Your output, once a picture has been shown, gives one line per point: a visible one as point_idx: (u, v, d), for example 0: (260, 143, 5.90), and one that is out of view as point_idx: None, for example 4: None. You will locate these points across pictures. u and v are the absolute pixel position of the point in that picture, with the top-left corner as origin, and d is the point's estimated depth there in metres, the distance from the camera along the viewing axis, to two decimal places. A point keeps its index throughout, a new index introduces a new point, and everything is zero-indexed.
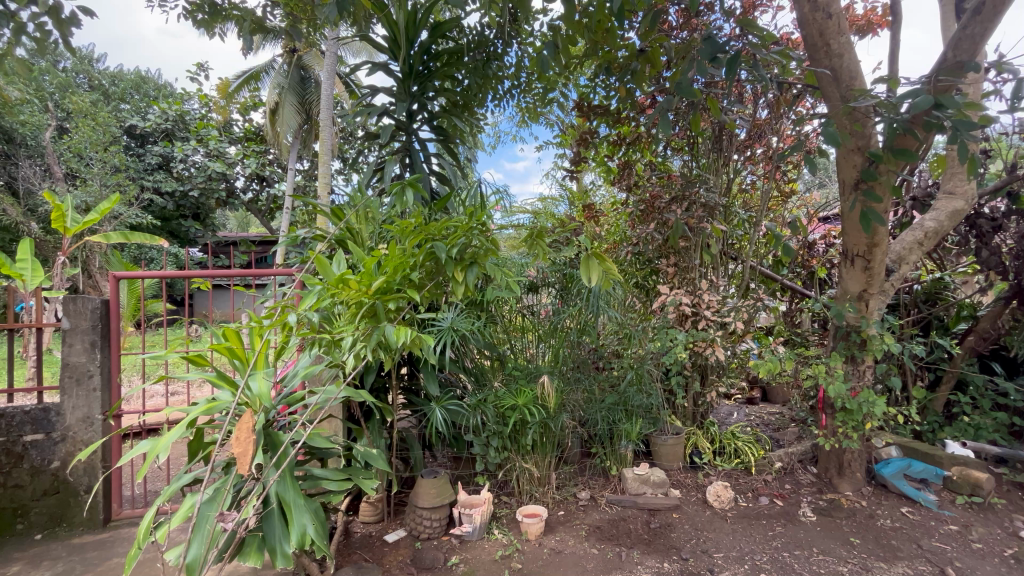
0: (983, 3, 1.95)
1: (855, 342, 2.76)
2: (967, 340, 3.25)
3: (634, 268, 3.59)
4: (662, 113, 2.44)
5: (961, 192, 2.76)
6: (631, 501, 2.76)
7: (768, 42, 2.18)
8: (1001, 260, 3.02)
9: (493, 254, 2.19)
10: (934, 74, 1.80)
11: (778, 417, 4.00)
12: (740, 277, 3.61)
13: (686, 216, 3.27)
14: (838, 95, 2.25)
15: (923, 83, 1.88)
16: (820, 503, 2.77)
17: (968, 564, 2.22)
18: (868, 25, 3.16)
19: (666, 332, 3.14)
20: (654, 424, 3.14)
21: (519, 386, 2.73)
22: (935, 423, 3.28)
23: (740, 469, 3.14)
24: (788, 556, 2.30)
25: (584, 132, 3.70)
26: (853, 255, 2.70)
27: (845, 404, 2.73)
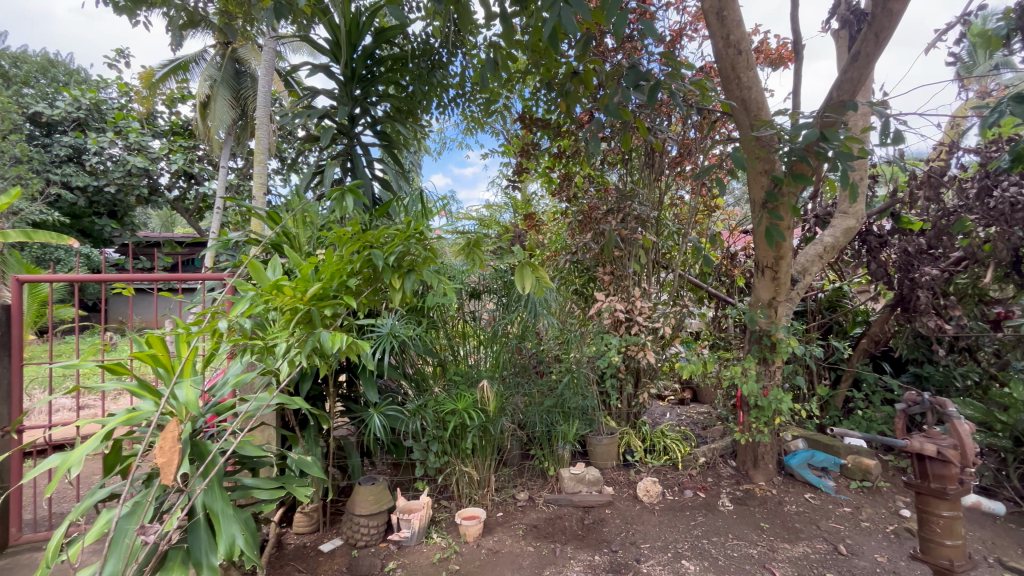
0: (859, 51, 2.21)
1: (766, 345, 3.04)
2: (861, 342, 3.65)
3: (573, 276, 3.70)
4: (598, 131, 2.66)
5: (853, 212, 3.12)
6: (567, 499, 2.89)
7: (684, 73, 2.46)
8: (887, 272, 3.43)
9: (432, 262, 2.22)
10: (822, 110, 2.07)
11: (705, 416, 4.30)
12: (671, 285, 3.85)
13: (620, 227, 3.47)
14: (747, 123, 2.50)
15: (814, 117, 2.15)
16: (737, 493, 3.02)
17: (857, 541, 2.50)
18: (778, 59, 3.51)
19: (601, 337, 3.31)
20: (590, 425, 3.30)
21: (459, 391, 2.78)
22: (836, 417, 3.66)
23: (668, 465, 3.36)
24: (706, 543, 2.50)
25: (526, 144, 3.84)
26: (763, 267, 2.98)
27: (758, 401, 2.99)
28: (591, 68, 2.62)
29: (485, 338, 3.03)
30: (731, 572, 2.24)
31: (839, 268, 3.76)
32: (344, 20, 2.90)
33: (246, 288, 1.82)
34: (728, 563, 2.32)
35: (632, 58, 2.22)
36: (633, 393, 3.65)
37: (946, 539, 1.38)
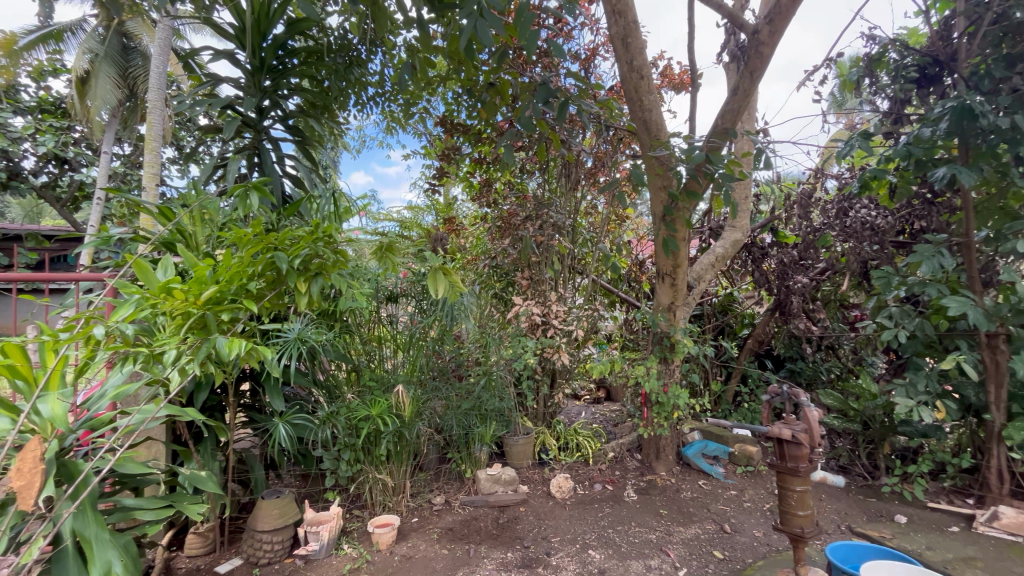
0: (739, 87, 2.49)
1: (666, 345, 3.31)
2: (748, 343, 4.07)
3: (493, 280, 3.78)
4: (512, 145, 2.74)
5: (740, 226, 3.49)
6: (482, 500, 2.94)
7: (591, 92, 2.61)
8: (768, 279, 3.87)
9: (342, 266, 2.14)
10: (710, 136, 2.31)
11: (616, 413, 4.57)
12: (586, 289, 4.01)
13: (537, 234, 3.59)
14: (649, 142, 2.72)
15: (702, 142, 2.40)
16: (641, 484, 3.25)
17: (739, 519, 2.81)
18: (679, 84, 3.85)
19: (519, 340, 3.40)
20: (507, 426, 3.38)
21: (373, 397, 2.73)
22: (726, 410, 4.06)
23: (580, 461, 3.53)
24: (612, 532, 2.66)
25: (448, 148, 3.86)
26: (664, 274, 3.24)
27: (659, 398, 3.25)
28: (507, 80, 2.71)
29: (402, 342, 3.00)
30: (632, 557, 2.42)
31: (730, 276, 4.19)
32: (250, 6, 2.73)
33: (130, 290, 1.66)
34: (630, 549, 2.49)
35: (544, 74, 2.35)
36: (549, 393, 3.78)
37: (799, 510, 1.61)
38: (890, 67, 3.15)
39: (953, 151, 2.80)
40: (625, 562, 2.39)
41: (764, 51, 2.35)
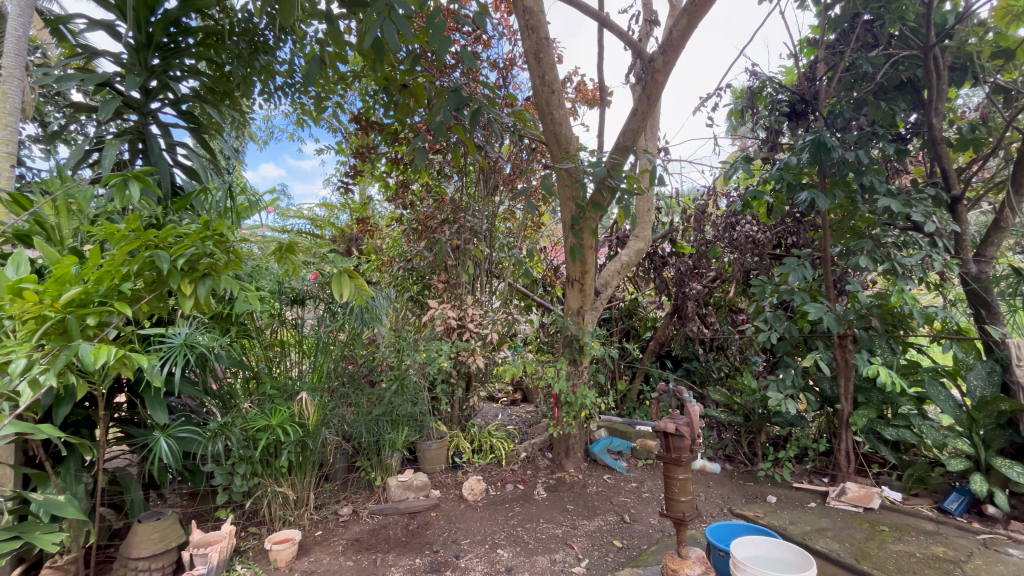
0: (637, 109, 2.70)
1: (575, 348, 3.47)
2: (651, 345, 4.38)
3: (409, 283, 3.75)
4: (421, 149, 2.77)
5: (643, 236, 3.76)
6: (393, 508, 2.90)
7: (497, 104, 2.73)
8: (668, 286, 4.20)
9: (237, 267, 1.91)
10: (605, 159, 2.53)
11: (531, 414, 4.70)
12: (503, 293, 4.07)
13: (453, 237, 3.60)
14: (559, 154, 2.85)
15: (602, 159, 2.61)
16: (551, 482, 3.37)
17: (638, 509, 3.01)
18: (591, 100, 4.07)
19: (433, 344, 3.30)
20: (420, 431, 3.34)
21: (274, 406, 2.60)
22: (631, 408, 4.34)
23: (493, 462, 3.59)
24: (521, 530, 2.74)
25: (363, 146, 3.74)
26: (574, 280, 3.40)
27: (568, 398, 3.39)
28: (421, 84, 2.72)
29: (308, 347, 2.92)
30: (539, 553, 2.51)
31: (635, 282, 4.49)
32: None
33: None
34: (537, 545, 2.58)
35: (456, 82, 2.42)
36: (464, 397, 3.79)
37: (681, 496, 1.78)
38: (767, 101, 3.58)
39: (814, 177, 3.24)
40: (532, 558, 2.47)
41: (659, 78, 2.54)
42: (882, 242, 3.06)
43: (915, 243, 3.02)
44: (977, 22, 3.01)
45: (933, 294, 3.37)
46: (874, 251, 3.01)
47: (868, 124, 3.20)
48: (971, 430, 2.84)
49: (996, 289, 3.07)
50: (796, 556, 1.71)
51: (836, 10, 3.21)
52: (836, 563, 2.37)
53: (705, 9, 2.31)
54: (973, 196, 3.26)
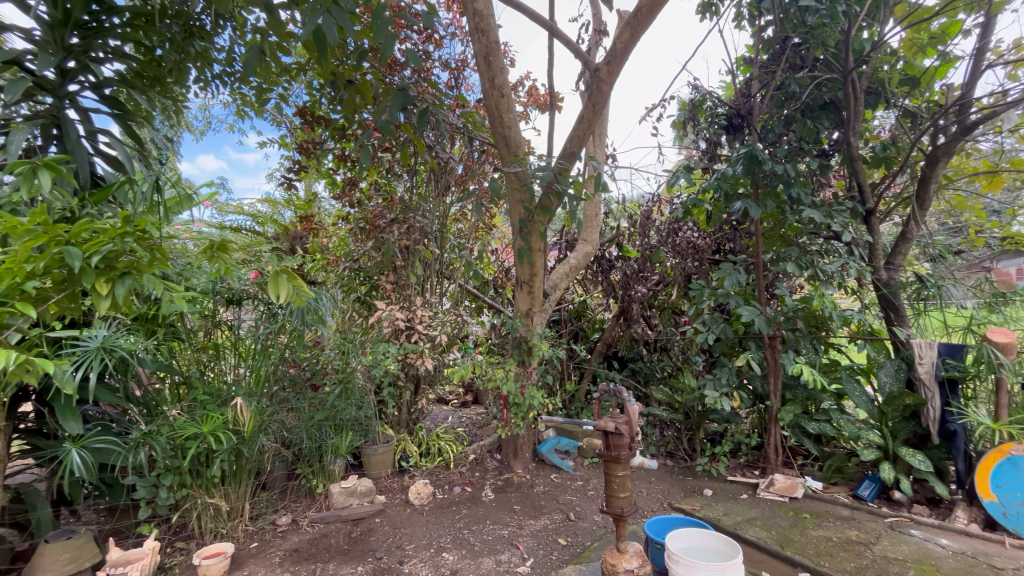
0: (583, 116, 2.78)
1: (524, 349, 3.50)
2: (599, 346, 4.49)
3: (355, 283, 3.66)
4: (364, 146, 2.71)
5: (590, 240, 3.85)
6: (335, 515, 2.81)
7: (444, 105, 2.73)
8: (615, 288, 4.33)
9: (164, 265, 1.75)
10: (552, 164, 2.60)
11: (481, 416, 4.70)
12: (453, 294, 4.03)
13: (402, 238, 3.53)
14: (507, 157, 2.87)
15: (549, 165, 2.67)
16: (498, 483, 3.38)
17: (583, 507, 3.08)
18: (543, 105, 4.12)
19: (380, 346, 3.22)
20: (365, 435, 3.27)
21: (205, 412, 2.47)
22: (579, 408, 4.43)
23: (441, 465, 3.56)
24: (467, 532, 2.73)
25: (308, 141, 3.61)
26: (523, 282, 3.44)
27: (516, 399, 3.40)
28: (368, 80, 2.66)
29: (245, 350, 2.80)
30: (484, 554, 2.51)
31: (584, 285, 4.59)
32: None
33: None
34: (483, 547, 2.59)
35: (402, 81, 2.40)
36: (412, 400, 3.72)
37: (619, 493, 1.84)
38: (707, 114, 3.77)
39: (749, 187, 3.44)
40: (477, 560, 2.47)
41: (603, 87, 2.62)
42: (807, 250, 3.30)
43: (835, 251, 3.28)
44: (890, 51, 3.31)
45: (852, 299, 3.65)
46: (800, 258, 3.24)
47: (797, 139, 3.49)
48: (882, 423, 3.11)
49: (904, 294, 3.37)
50: (724, 544, 1.81)
51: (769, 32, 3.41)
52: (763, 550, 2.53)
53: (647, 22, 2.39)
54: (885, 209, 3.56)
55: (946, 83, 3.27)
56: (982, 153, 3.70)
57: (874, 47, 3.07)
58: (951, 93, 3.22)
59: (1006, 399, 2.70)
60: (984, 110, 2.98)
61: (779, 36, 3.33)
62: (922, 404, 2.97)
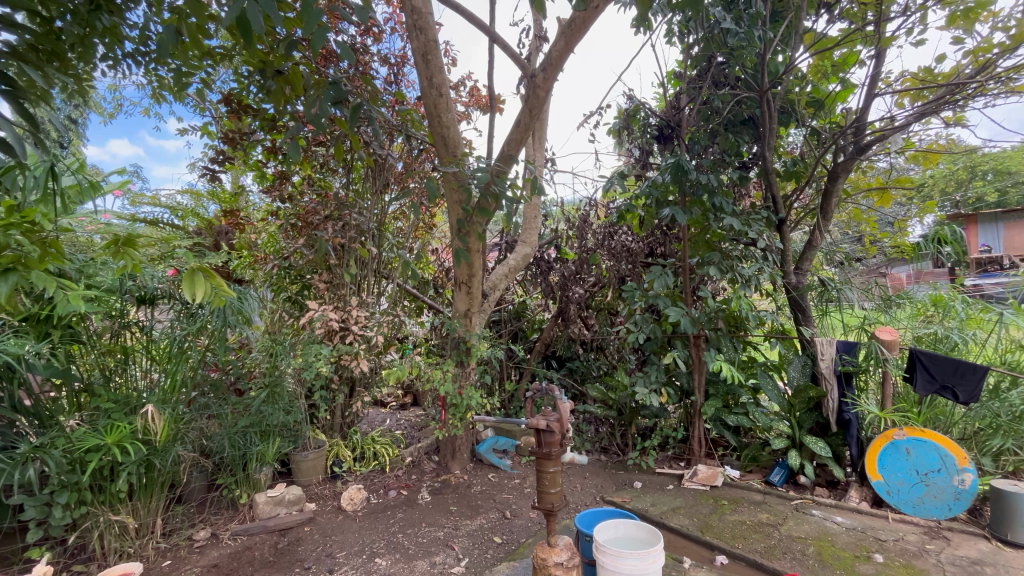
0: (521, 119, 2.82)
1: (463, 349, 3.50)
2: (537, 346, 4.57)
3: (285, 282, 3.50)
4: (294, 138, 2.58)
5: (529, 241, 3.91)
6: (259, 526, 2.67)
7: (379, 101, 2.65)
8: (553, 289, 4.42)
9: (60, 260, 1.54)
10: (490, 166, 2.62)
11: (420, 418, 4.62)
12: (391, 294, 3.94)
13: (336, 236, 3.39)
14: (446, 156, 2.86)
15: (487, 167, 2.69)
16: (435, 485, 3.35)
17: (518, 504, 3.12)
18: (484, 106, 4.14)
19: (311, 348, 3.09)
20: (294, 441, 3.13)
21: (110, 421, 2.27)
22: (517, 407, 4.48)
23: (376, 469, 3.47)
24: (401, 536, 2.69)
25: (233, 130, 3.40)
26: (462, 283, 3.43)
27: (454, 400, 3.39)
28: (299, 70, 2.55)
29: (159, 353, 2.61)
30: (419, 557, 2.49)
31: (524, 286, 4.65)
32: None
33: None
34: (417, 550, 2.56)
35: (335, 74, 2.33)
36: (346, 403, 3.60)
37: (551, 488, 1.89)
38: (640, 123, 3.95)
39: (677, 195, 3.64)
40: (411, 563, 2.44)
41: (540, 93, 2.67)
42: (728, 255, 3.54)
43: (752, 256, 3.55)
44: (800, 74, 3.63)
45: (767, 300, 3.95)
46: (721, 263, 3.48)
47: (721, 151, 3.73)
48: (790, 414, 3.40)
49: (810, 297, 3.70)
50: (649, 533, 1.91)
51: (696, 49, 3.63)
52: (685, 536, 2.70)
53: (582, 32, 2.46)
54: (796, 219, 3.89)
55: (846, 107, 3.64)
56: (876, 171, 4.12)
57: (786, 70, 3.35)
58: (849, 116, 3.58)
59: (890, 389, 3.06)
60: (875, 133, 3.38)
61: (705, 54, 3.55)
62: (823, 396, 3.24)
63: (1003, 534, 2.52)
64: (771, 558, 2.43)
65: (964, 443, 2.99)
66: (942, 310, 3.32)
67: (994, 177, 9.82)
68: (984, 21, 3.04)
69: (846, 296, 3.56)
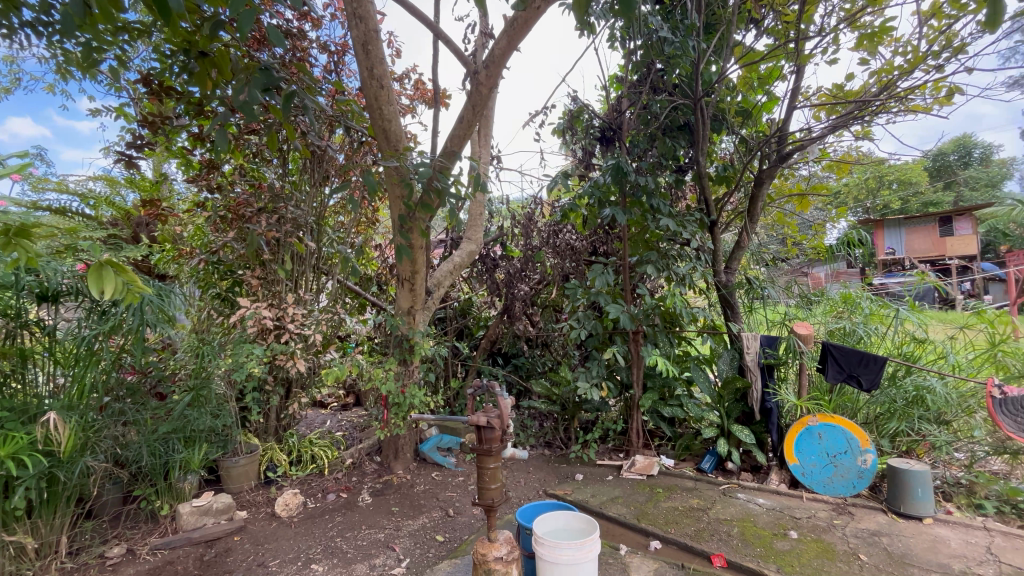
0: (465, 114, 2.81)
1: (406, 348, 3.44)
2: (483, 343, 4.57)
3: (213, 278, 3.30)
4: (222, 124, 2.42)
5: (474, 238, 3.90)
6: (183, 539, 2.50)
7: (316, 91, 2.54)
8: (499, 287, 4.44)
9: None
10: (432, 161, 2.59)
11: (363, 418, 4.50)
12: (331, 291, 3.80)
13: (270, 229, 3.22)
14: (387, 150, 2.80)
15: (429, 162, 2.65)
16: (377, 486, 3.28)
17: (461, 501, 3.12)
18: (429, 100, 4.08)
19: (242, 348, 2.92)
20: (223, 447, 2.96)
21: (3, 431, 2.05)
22: (462, 404, 4.47)
23: (314, 472, 3.35)
24: (340, 540, 2.61)
25: (153, 113, 3.14)
26: (404, 279, 3.37)
27: (396, 399, 3.32)
28: (226, 53, 2.39)
29: (64, 356, 2.40)
30: (357, 560, 2.43)
31: (469, 283, 4.63)
32: None
33: None
34: (356, 553, 2.50)
35: (265, 60, 2.21)
36: (281, 405, 3.44)
37: (491, 484, 1.91)
38: (584, 125, 4.04)
39: (617, 195, 3.77)
40: (350, 567, 2.38)
41: (482, 90, 2.67)
42: (665, 255, 3.71)
43: (687, 256, 3.73)
44: (730, 85, 3.86)
45: (700, 297, 4.16)
46: (658, 262, 3.64)
47: (659, 155, 3.89)
48: (719, 405, 3.61)
49: (738, 294, 3.94)
50: (586, 523, 1.96)
51: (637, 55, 3.75)
52: (622, 524, 2.81)
53: (524, 32, 2.47)
54: (726, 221, 4.13)
55: (771, 117, 3.90)
56: (797, 178, 4.45)
57: (717, 79, 3.55)
58: (773, 126, 3.85)
59: (805, 379, 3.32)
60: (795, 143, 3.65)
61: (644, 61, 3.69)
62: (748, 386, 3.47)
63: (897, 507, 2.80)
64: (699, 540, 2.58)
65: (867, 426, 3.30)
66: (850, 307, 3.64)
67: (897, 186, 10.90)
68: (887, 45, 3.36)
69: (770, 293, 3.82)
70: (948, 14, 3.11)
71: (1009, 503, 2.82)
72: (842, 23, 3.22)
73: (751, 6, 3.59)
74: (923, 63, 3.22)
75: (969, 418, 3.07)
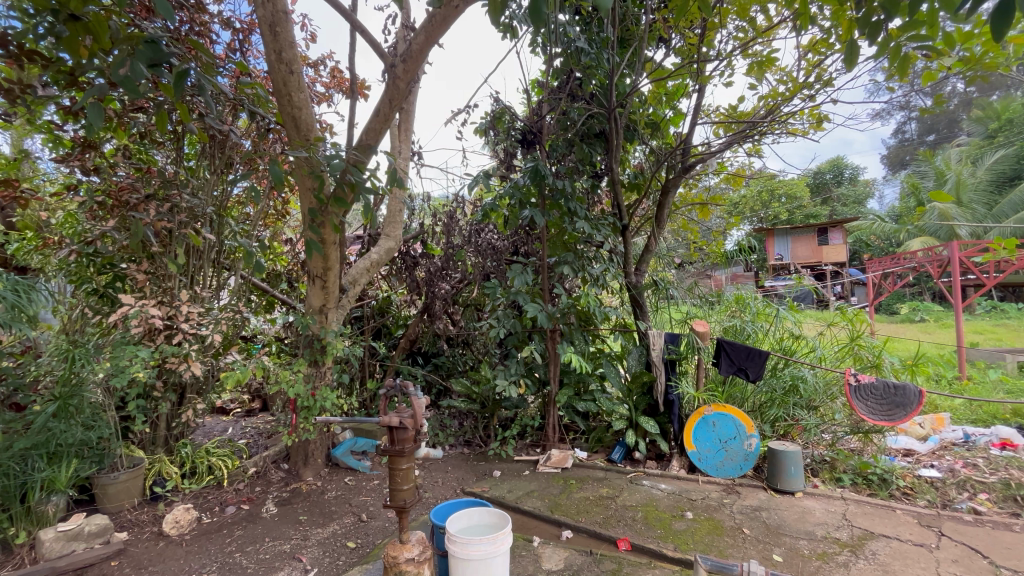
0: (382, 106, 2.74)
1: (317, 348, 3.28)
2: (402, 343, 4.45)
3: (89, 272, 2.90)
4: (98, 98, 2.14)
5: (394, 235, 3.80)
6: (44, 569, 2.19)
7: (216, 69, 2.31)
8: (418, 285, 4.36)
9: None
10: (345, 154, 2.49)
11: (269, 423, 4.20)
12: (232, 288, 3.51)
13: (160, 218, 2.90)
14: (296, 139, 2.65)
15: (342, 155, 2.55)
16: (283, 496, 3.09)
17: (375, 505, 3.04)
18: (347, 91, 3.92)
19: (124, 349, 2.59)
20: (99, 462, 2.63)
21: None
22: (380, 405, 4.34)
23: (212, 484, 3.08)
24: (239, 555, 2.44)
25: (11, 80, 2.71)
26: (315, 276, 3.19)
27: (305, 402, 3.14)
28: (105, 19, 2.13)
29: None
30: None
31: (388, 281, 4.51)
32: None
33: None
34: (257, 567, 2.34)
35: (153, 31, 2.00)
36: (173, 412, 3.11)
37: (403, 485, 1.88)
38: (505, 126, 4.09)
39: (537, 197, 3.86)
40: None
41: (400, 85, 2.61)
42: (581, 256, 3.87)
43: (601, 257, 3.92)
44: (642, 98, 4.11)
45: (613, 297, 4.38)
46: (574, 263, 3.79)
47: (577, 160, 4.05)
48: (628, 398, 3.83)
49: (647, 295, 4.20)
50: (498, 517, 2.00)
51: (558, 62, 3.87)
52: (537, 517, 2.89)
53: (443, 30, 2.46)
54: (637, 225, 4.39)
55: (677, 130, 4.21)
56: (699, 189, 4.84)
57: (630, 92, 3.77)
58: (678, 138, 4.16)
59: (702, 372, 3.64)
60: (697, 156, 3.97)
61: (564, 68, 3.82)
62: (654, 380, 3.71)
63: (776, 484, 3.15)
64: (607, 527, 2.73)
65: (753, 414, 3.67)
66: (741, 307, 4.04)
67: (784, 199, 12.26)
68: (773, 73, 3.76)
69: (673, 294, 4.13)
70: (821, 51, 3.55)
71: (861, 475, 3.28)
72: (736, 50, 3.56)
73: (661, 26, 3.85)
74: (800, 92, 3.66)
75: (832, 403, 3.64)
